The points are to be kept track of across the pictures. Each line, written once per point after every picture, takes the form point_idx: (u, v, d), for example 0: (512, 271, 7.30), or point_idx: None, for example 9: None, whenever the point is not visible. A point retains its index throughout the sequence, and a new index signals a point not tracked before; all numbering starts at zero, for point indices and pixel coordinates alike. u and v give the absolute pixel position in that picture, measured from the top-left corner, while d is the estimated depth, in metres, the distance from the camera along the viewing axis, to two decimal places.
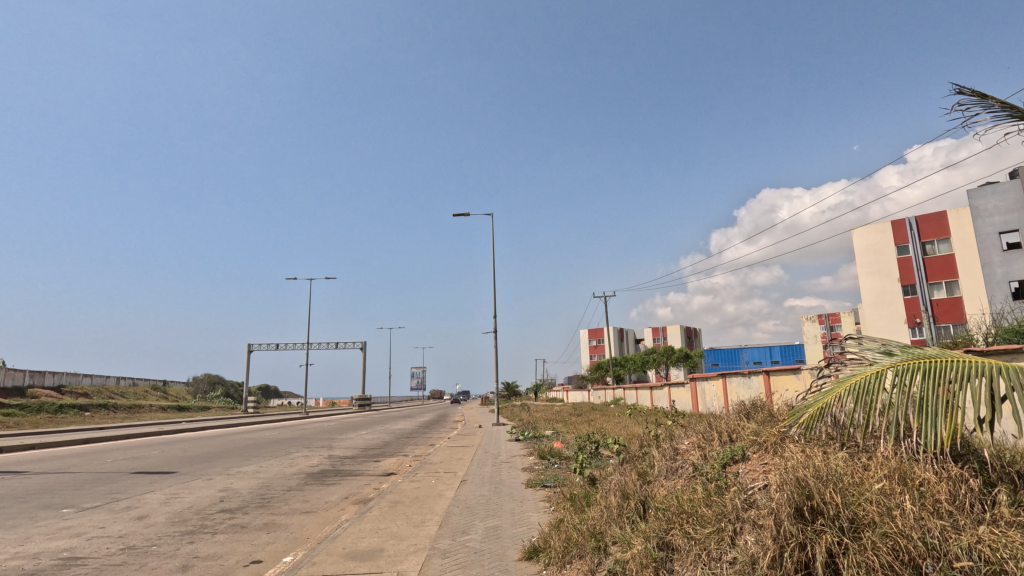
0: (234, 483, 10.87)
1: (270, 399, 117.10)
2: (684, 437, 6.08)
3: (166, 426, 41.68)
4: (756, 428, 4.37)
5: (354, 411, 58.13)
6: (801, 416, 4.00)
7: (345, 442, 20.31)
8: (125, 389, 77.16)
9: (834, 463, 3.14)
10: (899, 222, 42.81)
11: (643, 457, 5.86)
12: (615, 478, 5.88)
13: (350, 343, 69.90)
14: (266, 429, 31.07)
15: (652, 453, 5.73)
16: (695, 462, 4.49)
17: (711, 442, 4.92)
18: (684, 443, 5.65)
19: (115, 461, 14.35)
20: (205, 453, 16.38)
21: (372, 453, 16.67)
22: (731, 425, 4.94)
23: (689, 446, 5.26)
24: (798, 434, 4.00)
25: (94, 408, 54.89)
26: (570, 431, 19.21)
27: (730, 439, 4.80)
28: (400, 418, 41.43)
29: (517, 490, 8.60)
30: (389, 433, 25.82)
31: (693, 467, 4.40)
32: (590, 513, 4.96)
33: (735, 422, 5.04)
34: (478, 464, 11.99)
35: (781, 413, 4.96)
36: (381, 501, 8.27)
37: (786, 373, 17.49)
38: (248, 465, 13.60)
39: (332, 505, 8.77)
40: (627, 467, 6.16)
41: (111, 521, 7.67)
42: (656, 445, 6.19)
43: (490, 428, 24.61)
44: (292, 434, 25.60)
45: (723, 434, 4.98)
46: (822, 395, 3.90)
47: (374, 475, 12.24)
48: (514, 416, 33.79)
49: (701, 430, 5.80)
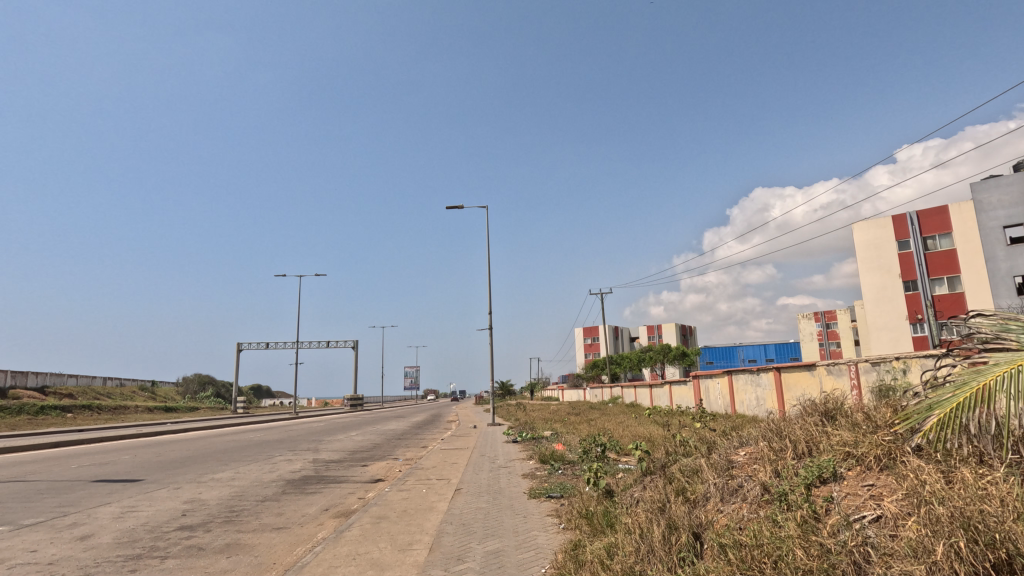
0: (203, 493, 9.79)
1: (262, 399, 115.62)
2: (734, 446, 5.74)
3: (151, 427, 40.41)
4: (849, 438, 4.25)
5: (346, 410, 57.03)
6: (925, 421, 3.79)
7: (331, 444, 19.21)
8: (111, 389, 75.62)
9: (993, 487, 2.80)
10: (900, 217, 42.13)
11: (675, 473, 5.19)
12: (644, 493, 5.13)
13: (342, 342, 68.81)
14: (251, 430, 29.83)
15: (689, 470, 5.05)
16: (764, 485, 3.81)
17: (783, 454, 4.62)
18: (739, 455, 5.17)
19: (79, 466, 13.24)
20: (179, 457, 15.25)
21: (360, 456, 15.60)
22: (807, 436, 4.71)
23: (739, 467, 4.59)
24: (917, 444, 3.83)
25: (77, 409, 53.37)
26: (570, 432, 18.21)
27: (810, 451, 4.58)
28: (392, 418, 40.38)
29: (519, 501, 7.58)
30: (380, 434, 24.72)
31: (766, 488, 3.76)
32: (619, 540, 4.06)
33: (811, 432, 4.79)
34: (474, 470, 10.95)
35: (863, 421, 4.70)
36: (363, 516, 7.18)
37: (798, 370, 16.31)
38: (223, 471, 12.50)
39: (309, 519, 7.72)
40: (657, 480, 5.43)
41: (47, 542, 6.59)
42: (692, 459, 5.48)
43: (486, 428, 23.54)
44: (278, 435, 24.46)
45: (798, 444, 4.73)
46: (943, 399, 3.73)
47: (360, 482, 11.19)
48: (509, 416, 32.77)
49: (750, 451, 5.20)
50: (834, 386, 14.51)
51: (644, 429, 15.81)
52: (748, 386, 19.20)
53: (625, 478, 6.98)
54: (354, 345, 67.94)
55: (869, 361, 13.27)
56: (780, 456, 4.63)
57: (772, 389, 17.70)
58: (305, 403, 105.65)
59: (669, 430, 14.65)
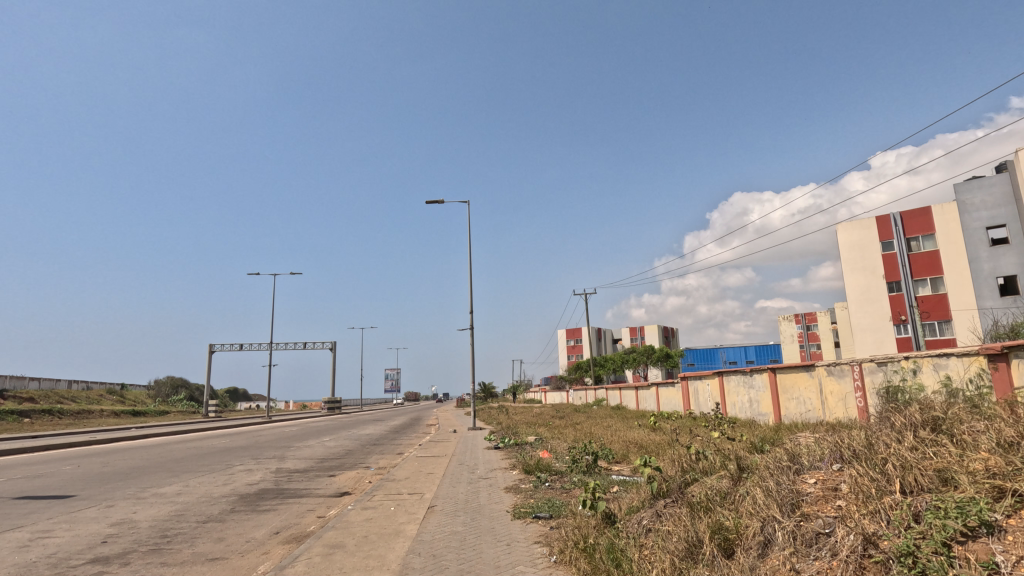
0: (137, 513, 8.50)
1: (238, 402, 112.56)
2: (797, 463, 5.07)
3: (113, 432, 38.29)
4: (986, 483, 3.56)
5: (323, 414, 55.21)
6: None
7: (299, 452, 17.83)
8: (76, 393, 72.49)
9: None
10: (884, 217, 41.99)
11: (726, 507, 4.49)
12: (676, 523, 4.41)
13: (319, 344, 67.09)
14: (218, 435, 28.15)
15: (746, 502, 4.35)
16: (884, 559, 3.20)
17: (879, 489, 3.97)
18: (811, 485, 4.53)
19: (8, 481, 11.79)
20: (126, 468, 13.79)
21: (328, 465, 14.31)
22: (909, 466, 4.05)
23: (823, 512, 3.92)
24: None
25: (37, 414, 50.69)
26: (556, 437, 17.09)
27: (912, 487, 3.93)
28: (369, 422, 38.92)
29: (500, 524, 6.48)
30: (354, 439, 23.40)
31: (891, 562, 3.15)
32: None
33: (914, 459, 4.13)
34: (450, 482, 9.86)
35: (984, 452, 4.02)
36: (315, 544, 6.04)
37: (795, 371, 15.42)
38: (171, 485, 11.15)
39: (253, 547, 6.53)
40: (693, 504, 4.75)
41: None
42: (742, 484, 4.80)
43: (466, 433, 22.28)
44: (244, 441, 22.93)
45: (897, 475, 4.06)
46: None
47: (323, 496, 10.01)
48: (490, 419, 31.60)
49: (826, 480, 4.58)
50: (836, 388, 13.65)
51: (636, 435, 14.78)
52: (741, 388, 18.36)
53: (631, 498, 6.10)
54: (331, 347, 66.11)
55: (874, 361, 12.44)
56: (876, 488, 4.01)
57: (767, 391, 16.84)
58: (282, 406, 103.05)
59: (664, 437, 13.67)
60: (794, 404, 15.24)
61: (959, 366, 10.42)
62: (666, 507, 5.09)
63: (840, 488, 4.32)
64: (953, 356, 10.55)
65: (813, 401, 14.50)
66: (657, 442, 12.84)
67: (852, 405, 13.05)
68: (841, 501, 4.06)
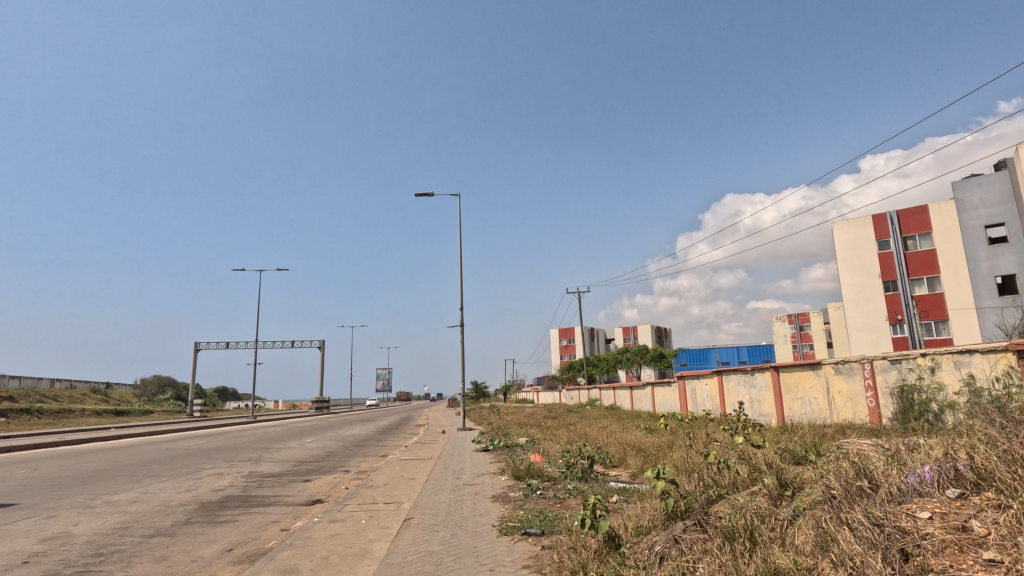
0: (76, 527, 7.53)
1: (226, 401, 110.93)
2: (875, 478, 4.13)
3: (92, 432, 37.02)
4: None
5: (311, 413, 53.94)
6: None
7: (277, 454, 16.82)
8: (58, 392, 70.88)
9: None
10: (881, 216, 41.47)
11: (777, 544, 3.64)
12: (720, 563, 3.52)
13: (308, 342, 65.88)
14: (197, 436, 27.01)
15: (807, 540, 3.51)
16: None
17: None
18: (921, 521, 3.54)
19: None
20: (84, 473, 12.74)
21: (304, 469, 13.39)
22: None
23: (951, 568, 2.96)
24: None
25: (15, 414, 49.15)
26: (548, 439, 16.19)
27: None
28: (356, 422, 37.96)
29: (483, 542, 5.61)
30: (338, 441, 22.45)
31: None
32: None
33: None
34: (433, 489, 8.98)
35: None
36: (265, 567, 5.15)
37: (800, 370, 14.66)
38: (126, 492, 10.14)
39: (198, 569, 5.66)
40: (742, 537, 3.85)
41: None
42: (806, 515, 3.89)
43: (455, 434, 21.35)
44: (222, 442, 21.88)
45: None
46: None
47: (292, 504, 9.10)
48: (480, 420, 30.63)
49: (943, 515, 3.58)
50: (844, 387, 12.89)
51: (633, 438, 13.91)
52: (741, 388, 17.63)
53: (641, 516, 5.26)
54: (320, 345, 64.84)
55: (887, 358, 11.66)
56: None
57: (770, 391, 16.08)
58: (271, 405, 101.58)
59: (664, 439, 12.83)
60: (799, 404, 14.48)
61: (983, 364, 9.68)
62: (688, 531, 4.26)
63: (971, 531, 3.33)
64: (977, 352, 9.78)
65: (819, 400, 13.75)
66: (656, 446, 11.97)
67: (862, 405, 12.28)
68: (985, 552, 3.06)
